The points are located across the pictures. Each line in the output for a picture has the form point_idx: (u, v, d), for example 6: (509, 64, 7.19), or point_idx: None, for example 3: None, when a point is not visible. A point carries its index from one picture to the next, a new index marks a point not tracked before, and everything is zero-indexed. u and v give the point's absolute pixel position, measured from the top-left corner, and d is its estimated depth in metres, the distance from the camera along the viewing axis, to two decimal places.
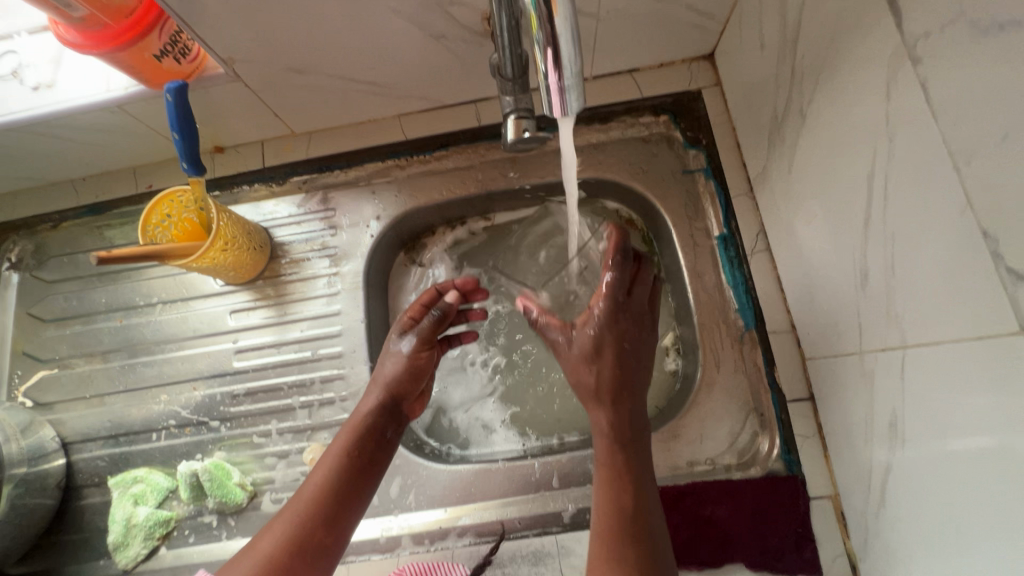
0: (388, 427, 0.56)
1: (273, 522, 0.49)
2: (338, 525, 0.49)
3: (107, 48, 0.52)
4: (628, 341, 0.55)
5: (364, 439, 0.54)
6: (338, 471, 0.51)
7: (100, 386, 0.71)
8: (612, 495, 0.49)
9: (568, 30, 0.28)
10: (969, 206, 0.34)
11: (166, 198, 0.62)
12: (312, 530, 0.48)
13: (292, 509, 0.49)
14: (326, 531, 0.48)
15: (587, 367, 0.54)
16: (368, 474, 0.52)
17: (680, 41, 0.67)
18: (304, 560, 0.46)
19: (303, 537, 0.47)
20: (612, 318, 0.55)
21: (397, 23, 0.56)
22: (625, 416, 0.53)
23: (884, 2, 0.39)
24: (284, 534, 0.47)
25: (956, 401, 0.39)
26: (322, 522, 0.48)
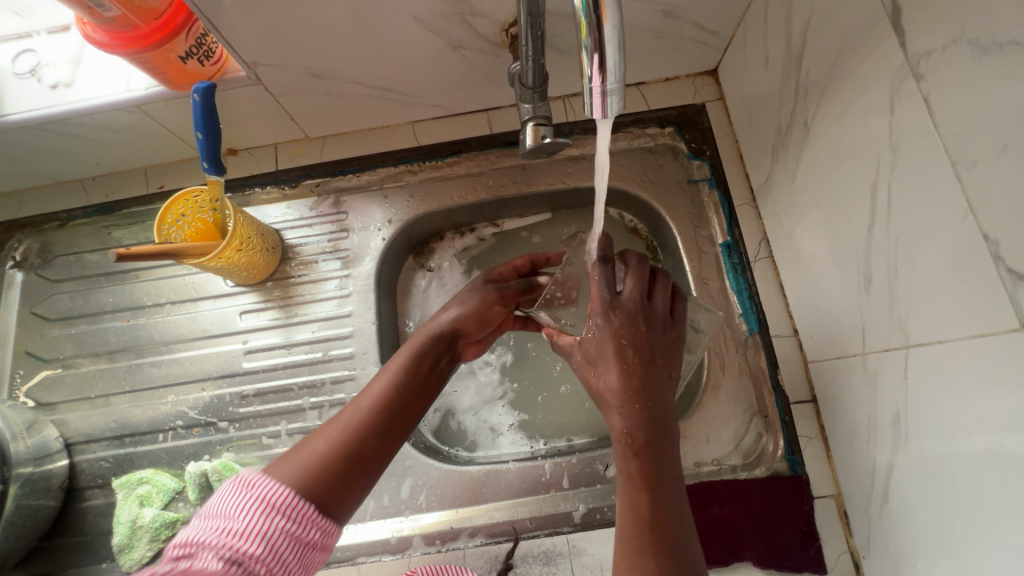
0: (444, 357, 0.56)
1: (324, 426, 0.47)
2: (390, 441, 0.48)
3: (134, 49, 0.53)
4: (630, 334, 0.48)
5: (424, 360, 0.53)
6: (394, 384, 0.50)
7: (105, 387, 0.70)
8: (634, 506, 0.43)
9: (615, 38, 0.29)
10: (971, 212, 0.37)
11: (182, 198, 0.62)
12: (365, 439, 0.46)
13: (345, 417, 0.47)
14: (378, 442, 0.47)
15: (594, 375, 0.48)
16: (424, 394, 0.52)
17: (686, 57, 0.70)
18: (353, 470, 0.45)
19: (356, 446, 0.46)
20: (603, 315, 0.49)
21: (419, 33, 0.58)
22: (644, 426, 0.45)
23: (888, 22, 0.42)
24: (338, 438, 0.46)
25: (959, 397, 0.41)
26: (376, 434, 0.47)
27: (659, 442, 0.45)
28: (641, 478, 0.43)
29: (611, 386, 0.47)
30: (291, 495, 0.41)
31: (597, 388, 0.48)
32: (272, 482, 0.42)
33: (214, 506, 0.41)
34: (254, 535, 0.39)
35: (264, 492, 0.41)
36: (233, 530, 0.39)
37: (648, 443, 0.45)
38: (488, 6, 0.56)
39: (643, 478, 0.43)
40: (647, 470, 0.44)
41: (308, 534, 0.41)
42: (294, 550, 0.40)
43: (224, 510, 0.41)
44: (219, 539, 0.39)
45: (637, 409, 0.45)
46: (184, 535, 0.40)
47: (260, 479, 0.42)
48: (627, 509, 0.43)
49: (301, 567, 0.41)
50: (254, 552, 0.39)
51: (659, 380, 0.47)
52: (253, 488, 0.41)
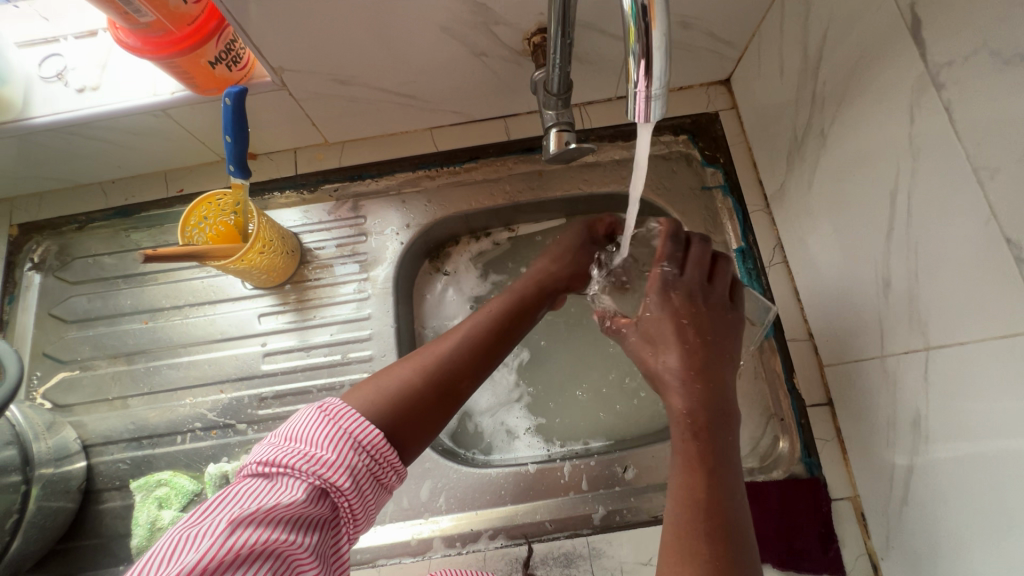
0: (537, 308, 0.59)
1: (416, 355, 0.50)
2: (477, 381, 0.50)
3: (166, 53, 0.54)
4: (690, 317, 0.52)
5: (516, 312, 0.57)
6: (485, 327, 0.53)
7: (122, 389, 0.70)
8: (688, 484, 0.43)
9: (662, 45, 0.30)
10: (993, 216, 0.38)
11: (205, 201, 0.63)
12: (456, 375, 0.49)
13: (437, 349, 0.50)
14: (468, 383, 0.49)
15: (651, 354, 0.52)
16: (507, 340, 0.54)
17: (700, 67, 0.72)
18: (440, 401, 0.47)
19: (447, 376, 0.48)
20: (664, 298, 0.53)
21: (442, 40, 0.59)
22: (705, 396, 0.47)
23: (907, 33, 0.43)
24: (431, 366, 0.48)
25: (981, 398, 0.42)
26: (467, 372, 0.50)
27: (718, 422, 0.46)
28: (694, 461, 0.44)
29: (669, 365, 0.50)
30: (378, 436, 0.42)
31: (653, 367, 0.52)
32: (353, 411, 0.43)
33: (297, 430, 0.42)
34: (339, 468, 0.40)
35: (348, 424, 0.42)
36: (320, 460, 0.40)
37: (708, 422, 0.46)
38: (512, 15, 0.57)
39: (701, 457, 0.44)
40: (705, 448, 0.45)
41: (386, 476, 0.43)
42: (370, 485, 0.42)
43: (309, 436, 0.41)
44: (305, 467, 0.40)
45: (697, 388, 0.48)
46: (270, 455, 0.40)
47: (347, 412, 0.42)
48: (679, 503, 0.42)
49: (375, 501, 0.43)
50: (339, 485, 0.40)
51: (715, 362, 0.50)
52: (338, 420, 0.42)
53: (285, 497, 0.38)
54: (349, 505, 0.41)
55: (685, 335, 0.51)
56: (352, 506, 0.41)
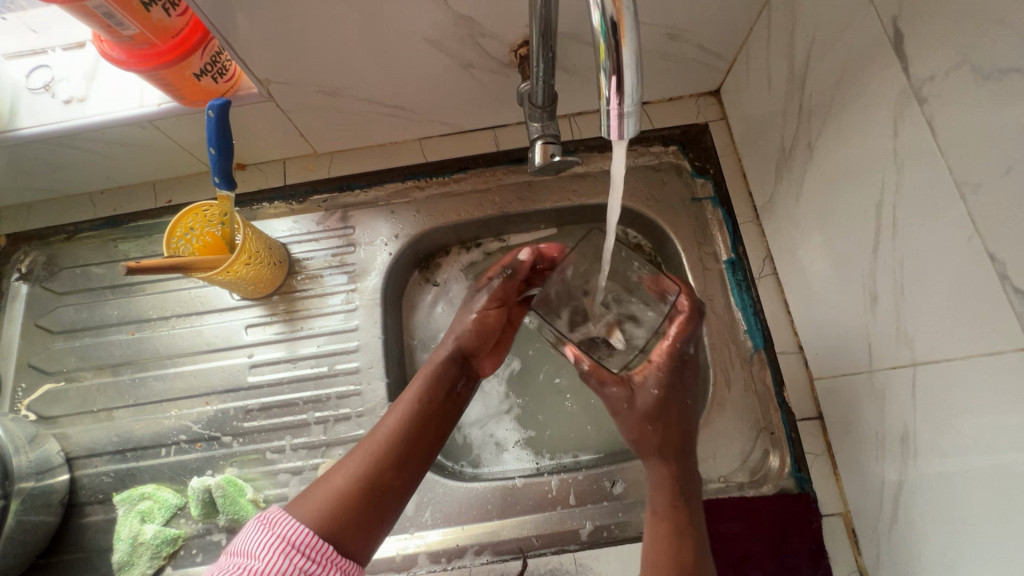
0: (457, 381, 0.60)
1: (346, 461, 0.51)
2: (406, 471, 0.51)
3: (150, 66, 0.54)
4: (670, 400, 0.56)
5: (439, 387, 0.58)
6: (410, 416, 0.54)
7: (107, 400, 0.70)
8: (665, 562, 0.50)
9: (633, 62, 0.30)
10: (976, 233, 0.38)
11: (192, 212, 0.62)
12: (383, 472, 0.50)
13: (366, 450, 0.52)
14: (394, 473, 0.51)
15: (648, 425, 0.56)
16: (439, 421, 0.56)
17: (690, 78, 0.72)
18: (378, 497, 0.49)
19: (379, 473, 0.50)
20: (664, 377, 0.56)
21: (429, 52, 0.59)
22: (685, 469, 0.55)
23: (890, 48, 0.43)
24: (363, 471, 0.50)
25: (967, 415, 0.41)
26: (396, 462, 0.51)
27: (684, 495, 0.54)
28: (666, 539, 0.52)
29: (649, 441, 0.56)
30: (310, 535, 0.44)
31: (637, 438, 0.57)
32: (291, 518, 0.45)
33: (240, 544, 0.43)
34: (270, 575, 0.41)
35: (286, 531, 0.44)
36: (256, 570, 0.41)
37: (677, 496, 0.54)
38: (498, 27, 0.57)
39: (672, 533, 0.52)
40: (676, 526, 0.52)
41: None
42: None
43: (247, 549, 0.43)
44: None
45: (670, 463, 0.55)
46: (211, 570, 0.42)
47: (282, 517, 0.44)
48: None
49: None
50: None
51: (683, 439, 0.56)
52: (274, 526, 0.44)
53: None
54: None
55: (667, 414, 0.56)
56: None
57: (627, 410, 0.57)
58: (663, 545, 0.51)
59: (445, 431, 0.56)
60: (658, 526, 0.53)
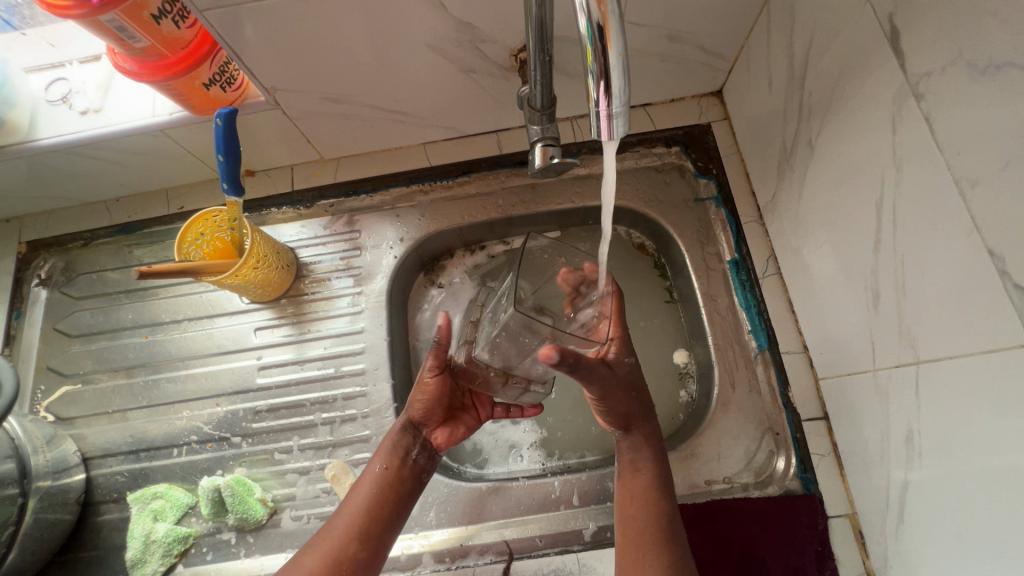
0: (414, 450, 0.60)
1: (313, 543, 0.54)
2: (372, 542, 0.54)
3: (161, 77, 0.56)
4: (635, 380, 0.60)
5: (394, 457, 0.59)
6: (366, 492, 0.57)
7: (122, 402, 0.72)
8: (644, 514, 0.55)
9: (620, 64, 0.31)
10: (975, 228, 0.37)
11: (202, 217, 0.64)
12: (346, 547, 0.53)
13: (333, 530, 0.54)
14: (359, 548, 0.53)
15: (629, 395, 0.58)
16: (395, 489, 0.57)
17: (692, 78, 0.72)
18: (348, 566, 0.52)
19: (341, 550, 0.53)
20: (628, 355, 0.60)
21: (431, 58, 0.60)
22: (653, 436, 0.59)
23: (887, 45, 0.43)
24: (326, 550, 0.53)
25: (972, 414, 0.40)
26: (357, 538, 0.54)
27: (655, 476, 0.57)
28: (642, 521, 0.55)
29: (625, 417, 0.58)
30: None
31: (624, 413, 0.58)
32: None
33: None
34: None
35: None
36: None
37: (658, 456, 0.58)
38: (498, 33, 0.58)
39: (653, 488, 0.56)
40: (648, 502, 0.55)
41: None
42: None
43: None
44: None
45: (647, 428, 0.59)
46: None
47: None
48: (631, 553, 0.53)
49: None
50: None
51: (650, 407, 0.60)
52: None
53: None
54: None
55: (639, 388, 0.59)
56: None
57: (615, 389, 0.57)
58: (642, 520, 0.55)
59: (405, 497, 0.58)
60: (637, 480, 0.57)
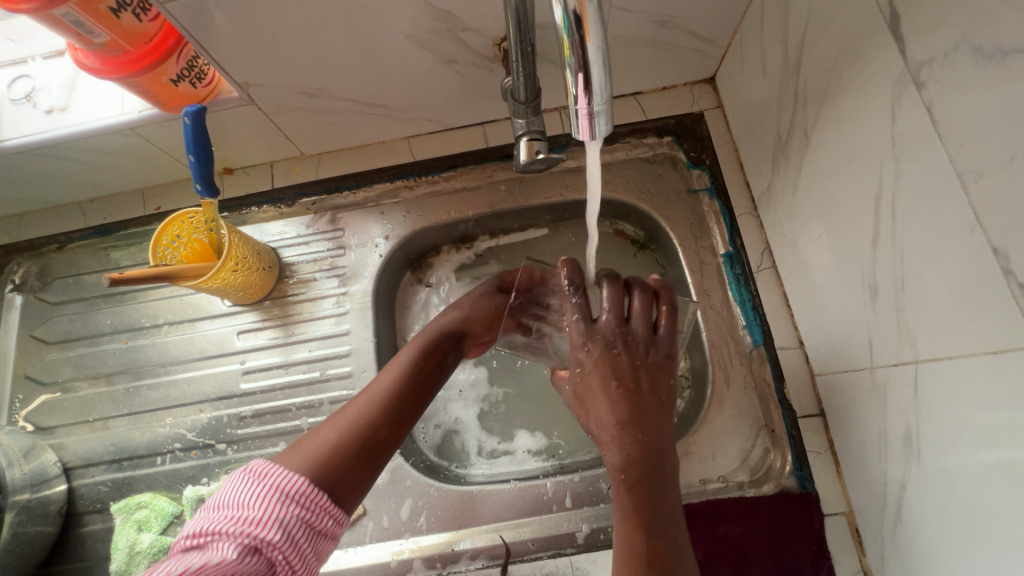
0: (449, 352, 0.57)
1: (335, 417, 0.48)
2: (399, 430, 0.49)
3: (125, 73, 0.54)
4: (613, 370, 0.49)
5: (431, 352, 0.55)
6: (400, 378, 0.52)
7: (103, 410, 0.70)
8: (643, 509, 0.45)
9: (599, 58, 0.30)
10: (978, 225, 0.36)
11: (177, 219, 0.62)
12: (376, 429, 0.47)
13: (358, 406, 0.48)
14: (387, 434, 0.48)
15: (583, 406, 0.50)
16: (429, 386, 0.53)
17: (684, 66, 0.69)
18: (365, 450, 0.46)
19: (368, 433, 0.47)
20: (583, 350, 0.50)
21: (410, 49, 0.58)
22: (642, 446, 0.47)
23: (887, 30, 0.40)
24: (351, 425, 0.47)
25: (974, 414, 0.39)
26: (388, 427, 0.48)
27: (644, 467, 0.46)
28: (637, 509, 0.45)
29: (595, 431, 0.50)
30: (305, 485, 0.42)
31: (585, 421, 0.51)
32: (281, 467, 0.42)
33: (227, 493, 0.41)
34: (270, 524, 0.39)
35: (277, 481, 0.41)
36: (248, 520, 0.39)
37: (635, 446, 0.47)
38: (480, 22, 0.55)
39: (638, 464, 0.46)
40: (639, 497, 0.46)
41: (322, 522, 0.42)
42: (307, 536, 0.41)
43: (236, 499, 0.41)
44: (236, 528, 0.39)
45: (623, 443, 0.47)
46: (200, 524, 0.39)
47: (272, 469, 0.42)
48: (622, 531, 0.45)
49: (314, 552, 0.41)
50: (270, 541, 0.39)
51: (636, 407, 0.48)
52: (265, 478, 0.41)
53: (213, 561, 0.37)
54: (285, 559, 0.39)
55: (589, 390, 0.49)
56: (288, 561, 0.40)
57: (572, 399, 0.53)
58: (638, 491, 0.46)
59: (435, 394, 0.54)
60: (618, 459, 0.47)
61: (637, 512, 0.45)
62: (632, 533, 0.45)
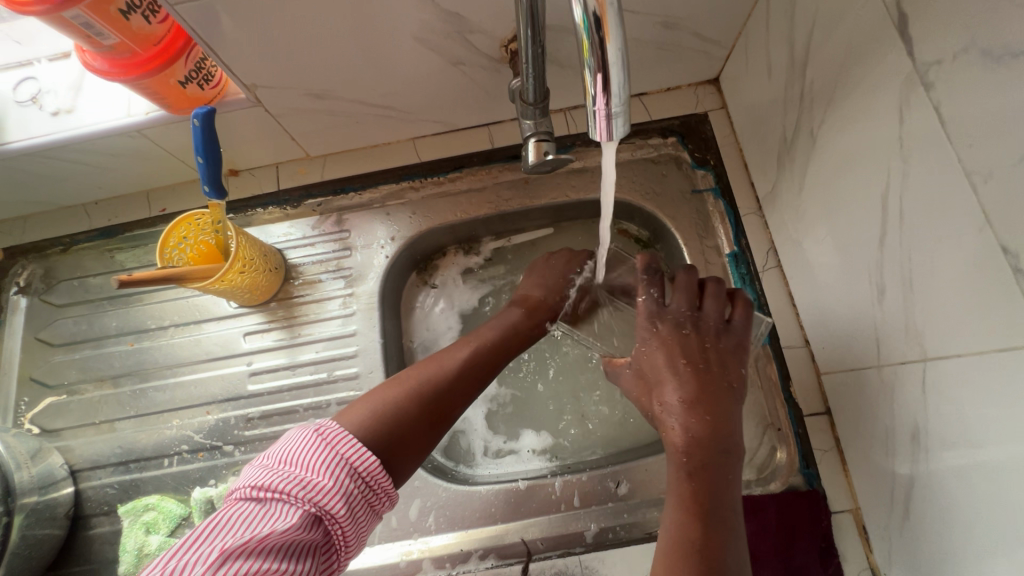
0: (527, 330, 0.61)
1: (415, 371, 0.52)
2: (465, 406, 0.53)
3: (134, 75, 0.54)
4: (682, 350, 0.51)
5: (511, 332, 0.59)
6: (479, 350, 0.56)
7: (109, 412, 0.70)
8: (699, 491, 0.45)
9: (618, 59, 0.30)
10: (987, 223, 0.36)
11: (185, 220, 0.62)
12: (451, 397, 0.51)
13: (435, 366, 0.53)
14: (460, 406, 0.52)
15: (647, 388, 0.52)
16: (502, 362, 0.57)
17: (688, 67, 0.70)
18: (430, 422, 0.49)
19: (443, 398, 0.51)
20: (650, 328, 0.53)
21: (417, 51, 0.58)
22: (707, 431, 0.47)
23: (895, 32, 0.41)
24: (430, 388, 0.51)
25: (983, 412, 0.39)
26: (461, 397, 0.52)
27: (708, 453, 0.47)
28: (694, 496, 0.45)
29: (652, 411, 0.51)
30: (374, 465, 0.44)
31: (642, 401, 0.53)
32: (348, 435, 0.44)
33: (292, 455, 0.43)
34: (334, 495, 0.41)
35: (347, 451, 0.43)
36: (315, 487, 0.41)
37: (701, 429, 0.47)
38: (487, 24, 0.55)
39: (701, 448, 0.47)
40: (697, 483, 0.46)
41: (378, 500, 0.44)
42: (364, 511, 0.43)
43: (301, 462, 0.42)
44: (300, 494, 0.40)
45: (689, 421, 0.48)
46: (265, 481, 0.41)
47: (343, 438, 0.44)
48: (673, 516, 0.45)
49: (366, 526, 0.44)
50: (334, 511, 0.41)
51: (703, 392, 0.49)
52: (334, 446, 0.43)
53: (279, 525, 0.39)
54: (341, 532, 0.42)
55: (654, 369, 0.52)
56: (344, 532, 0.42)
57: (627, 384, 0.55)
58: (700, 474, 0.46)
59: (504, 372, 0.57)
60: (680, 439, 0.48)
61: (694, 495, 0.45)
62: (687, 516, 0.44)
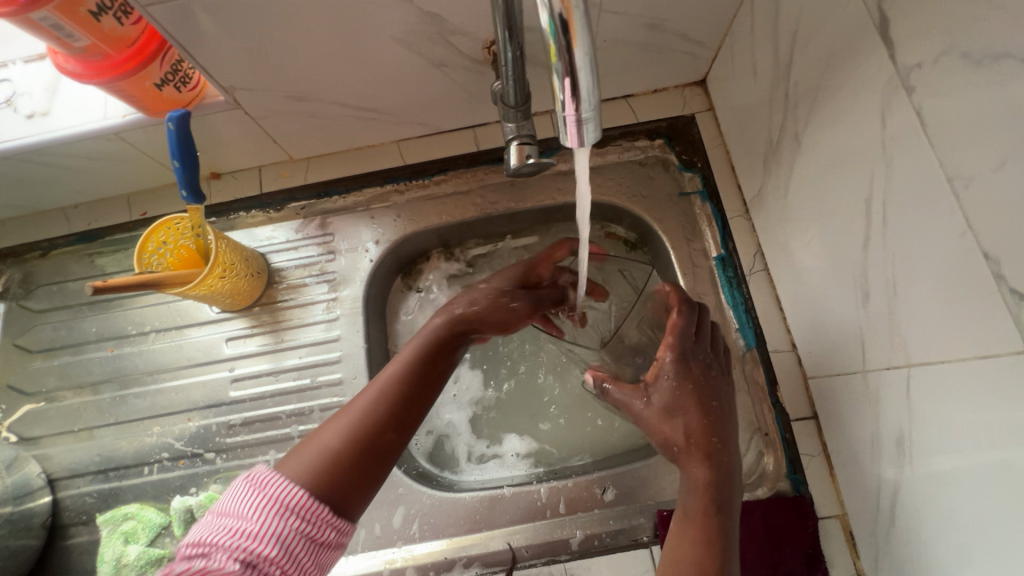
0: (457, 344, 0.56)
1: (336, 417, 0.48)
2: (405, 428, 0.49)
3: (107, 77, 0.53)
4: (710, 390, 0.52)
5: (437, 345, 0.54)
6: (403, 374, 0.51)
7: (89, 419, 0.69)
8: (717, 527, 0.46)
9: (586, 63, 0.30)
10: (968, 228, 0.35)
11: (163, 225, 0.61)
12: (380, 433, 0.47)
13: (355, 408, 0.48)
14: (393, 433, 0.48)
15: (670, 420, 0.51)
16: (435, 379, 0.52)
17: (675, 68, 0.69)
18: (366, 457, 0.46)
19: (371, 436, 0.47)
20: (683, 365, 0.53)
21: (398, 52, 0.57)
22: (723, 469, 0.49)
23: (876, 34, 0.40)
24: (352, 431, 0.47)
25: (967, 418, 0.39)
26: (389, 425, 0.48)
27: (726, 490, 0.48)
28: (715, 532, 0.46)
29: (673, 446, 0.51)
30: (304, 497, 0.42)
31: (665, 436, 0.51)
32: (282, 480, 0.42)
33: (228, 504, 0.42)
34: (266, 539, 0.40)
35: (276, 491, 0.42)
36: (246, 533, 0.40)
37: (719, 466, 0.49)
38: (468, 25, 0.55)
39: (719, 483, 0.48)
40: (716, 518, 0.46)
41: (322, 534, 0.42)
42: (308, 550, 0.41)
43: (236, 510, 0.41)
44: (231, 542, 0.39)
45: (713, 461, 0.49)
46: (199, 534, 0.40)
47: (271, 478, 0.42)
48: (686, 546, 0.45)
49: (317, 564, 0.42)
50: (266, 555, 0.39)
51: (724, 431, 0.51)
52: (265, 488, 0.42)
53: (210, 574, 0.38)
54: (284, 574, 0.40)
55: (684, 408, 0.51)
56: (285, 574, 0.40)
57: (643, 414, 0.53)
58: (721, 513, 0.47)
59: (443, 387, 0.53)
60: (703, 476, 0.48)
61: (712, 531, 0.46)
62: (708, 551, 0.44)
